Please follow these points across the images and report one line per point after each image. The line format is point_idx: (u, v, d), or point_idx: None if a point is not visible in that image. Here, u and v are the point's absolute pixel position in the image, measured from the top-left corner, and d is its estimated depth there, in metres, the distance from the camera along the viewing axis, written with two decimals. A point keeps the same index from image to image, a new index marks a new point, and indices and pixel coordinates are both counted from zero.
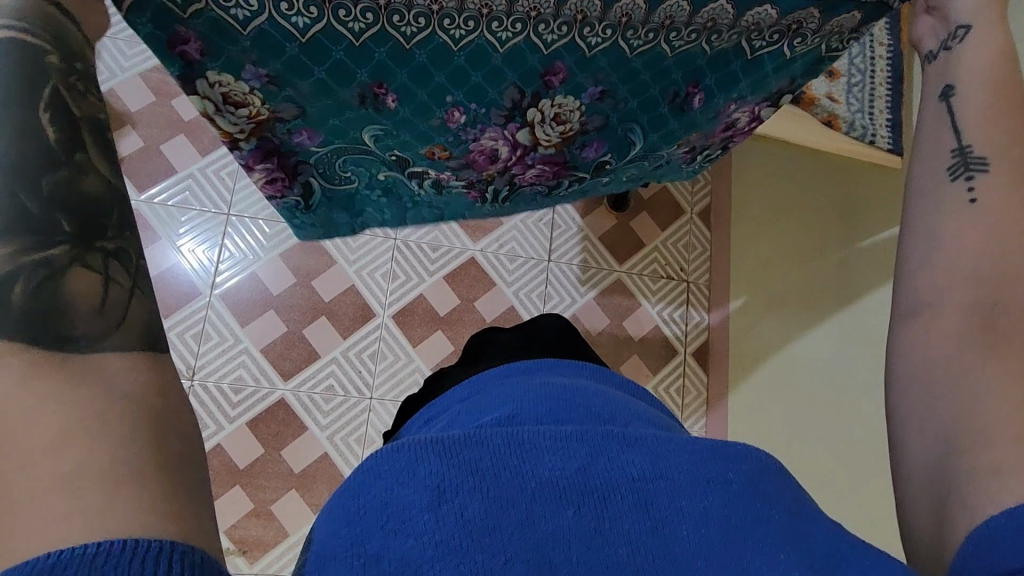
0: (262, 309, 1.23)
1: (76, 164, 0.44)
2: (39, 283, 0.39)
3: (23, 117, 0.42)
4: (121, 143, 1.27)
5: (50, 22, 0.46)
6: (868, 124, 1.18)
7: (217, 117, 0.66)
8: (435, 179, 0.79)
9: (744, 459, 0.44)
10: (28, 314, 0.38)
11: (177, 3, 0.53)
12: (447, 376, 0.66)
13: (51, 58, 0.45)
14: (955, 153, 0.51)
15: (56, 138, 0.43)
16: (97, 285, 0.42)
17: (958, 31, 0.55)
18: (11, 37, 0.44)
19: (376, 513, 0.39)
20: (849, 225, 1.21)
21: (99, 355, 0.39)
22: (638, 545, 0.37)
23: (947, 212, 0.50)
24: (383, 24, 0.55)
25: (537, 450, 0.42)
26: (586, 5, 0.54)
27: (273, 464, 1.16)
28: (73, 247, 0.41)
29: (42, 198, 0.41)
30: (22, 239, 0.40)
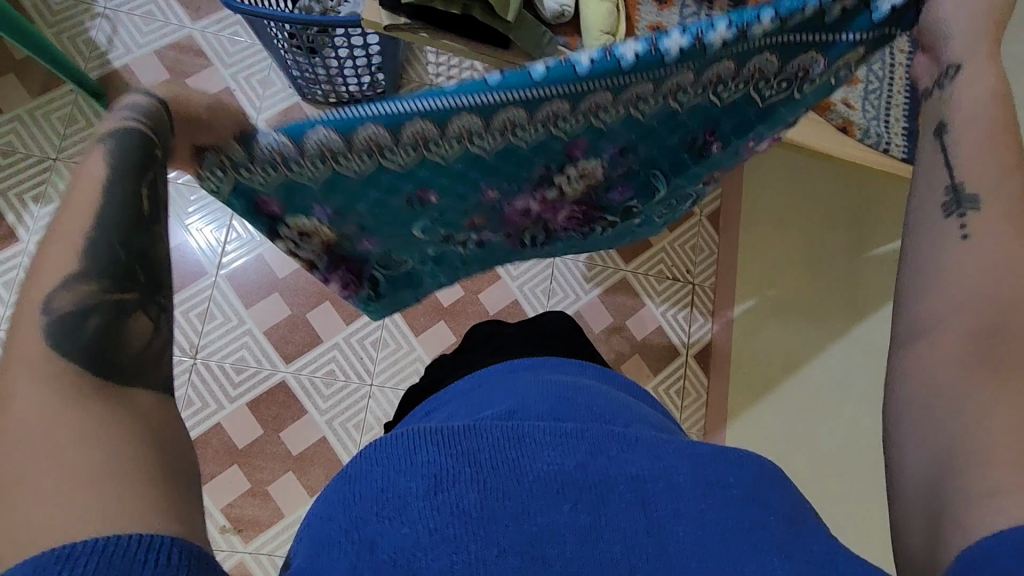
0: (266, 292, 1.24)
1: (159, 235, 0.47)
2: (110, 317, 0.42)
3: (120, 195, 0.45)
4: None
5: (157, 118, 0.49)
6: (883, 131, 1.01)
7: (296, 247, 0.71)
8: (476, 240, 0.77)
9: (746, 465, 0.44)
10: (95, 342, 0.40)
11: (258, 180, 0.57)
12: (452, 364, 0.67)
13: (157, 151, 0.48)
14: (948, 190, 0.52)
15: (148, 208, 0.46)
16: (149, 329, 0.44)
17: (947, 69, 0.56)
18: (130, 128, 0.47)
19: (374, 499, 0.39)
20: (856, 235, 1.21)
21: (141, 393, 0.41)
22: (635, 544, 0.38)
23: (943, 245, 0.50)
24: (422, 154, 0.56)
25: (537, 446, 0.42)
26: (599, 98, 0.55)
27: (271, 446, 1.17)
28: (142, 294, 0.44)
29: (128, 249, 0.44)
30: (106, 277, 0.43)
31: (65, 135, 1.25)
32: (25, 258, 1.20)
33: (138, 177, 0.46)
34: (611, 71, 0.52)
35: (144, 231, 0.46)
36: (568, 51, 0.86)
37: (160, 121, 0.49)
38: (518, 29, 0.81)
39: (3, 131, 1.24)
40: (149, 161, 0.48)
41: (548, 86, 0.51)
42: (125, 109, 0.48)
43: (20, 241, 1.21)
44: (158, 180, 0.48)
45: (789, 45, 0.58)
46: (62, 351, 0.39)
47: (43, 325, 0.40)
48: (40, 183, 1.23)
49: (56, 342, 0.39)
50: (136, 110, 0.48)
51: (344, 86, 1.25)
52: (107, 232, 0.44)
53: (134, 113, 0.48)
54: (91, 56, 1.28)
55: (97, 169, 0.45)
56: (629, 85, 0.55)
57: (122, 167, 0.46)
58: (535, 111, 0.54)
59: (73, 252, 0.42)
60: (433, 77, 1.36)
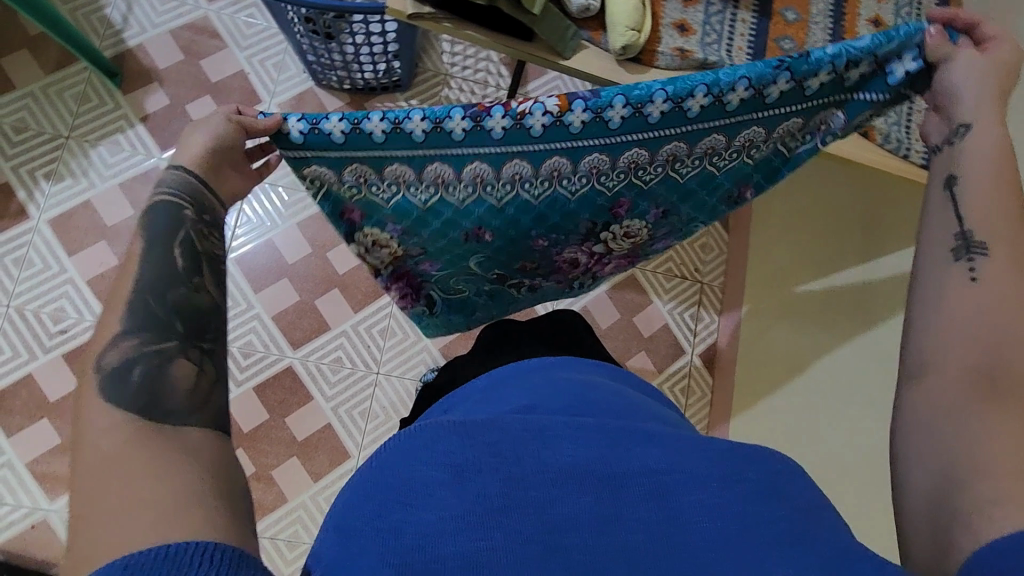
0: (276, 277, 1.24)
1: (195, 283, 0.53)
2: (153, 366, 0.47)
3: (158, 257, 0.53)
4: (147, 100, 1.27)
5: (186, 185, 0.57)
6: (903, 136, 0.98)
7: (365, 256, 0.71)
8: (529, 284, 0.79)
9: (765, 462, 0.45)
10: (139, 390, 0.45)
11: (345, 197, 0.64)
12: (466, 362, 0.68)
13: (187, 212, 0.56)
14: (958, 236, 0.55)
15: (184, 264, 0.54)
16: (191, 371, 0.49)
17: (958, 128, 0.59)
18: (167, 199, 0.56)
19: (396, 487, 0.40)
20: (871, 238, 1.15)
21: (182, 429, 0.45)
22: (654, 533, 0.38)
23: (949, 284, 0.53)
24: (480, 193, 0.63)
25: (556, 438, 0.43)
26: (636, 154, 0.62)
27: (277, 430, 1.18)
28: (180, 343, 0.50)
29: (166, 304, 0.51)
30: (148, 332, 0.49)
31: (78, 113, 1.25)
32: (36, 235, 1.20)
33: (174, 239, 0.54)
34: (644, 128, 0.60)
35: (179, 281, 0.52)
36: (591, 47, 0.86)
37: (194, 189, 0.58)
38: (542, 24, 0.80)
39: (15, 107, 1.24)
40: (185, 223, 0.56)
41: (590, 137, 0.60)
42: (163, 188, 0.57)
43: (31, 218, 1.21)
44: (193, 234, 0.56)
45: (809, 110, 0.64)
46: (112, 401, 0.44)
47: (94, 381, 0.46)
48: (52, 160, 1.23)
49: (109, 397, 0.45)
50: (173, 186, 0.57)
51: (360, 72, 1.23)
52: (142, 292, 0.51)
53: (172, 188, 0.57)
54: (105, 34, 1.28)
55: (137, 244, 0.54)
56: (663, 142, 0.61)
57: (157, 234, 0.54)
58: (578, 160, 0.61)
59: (118, 315, 0.50)
60: (449, 66, 1.35)
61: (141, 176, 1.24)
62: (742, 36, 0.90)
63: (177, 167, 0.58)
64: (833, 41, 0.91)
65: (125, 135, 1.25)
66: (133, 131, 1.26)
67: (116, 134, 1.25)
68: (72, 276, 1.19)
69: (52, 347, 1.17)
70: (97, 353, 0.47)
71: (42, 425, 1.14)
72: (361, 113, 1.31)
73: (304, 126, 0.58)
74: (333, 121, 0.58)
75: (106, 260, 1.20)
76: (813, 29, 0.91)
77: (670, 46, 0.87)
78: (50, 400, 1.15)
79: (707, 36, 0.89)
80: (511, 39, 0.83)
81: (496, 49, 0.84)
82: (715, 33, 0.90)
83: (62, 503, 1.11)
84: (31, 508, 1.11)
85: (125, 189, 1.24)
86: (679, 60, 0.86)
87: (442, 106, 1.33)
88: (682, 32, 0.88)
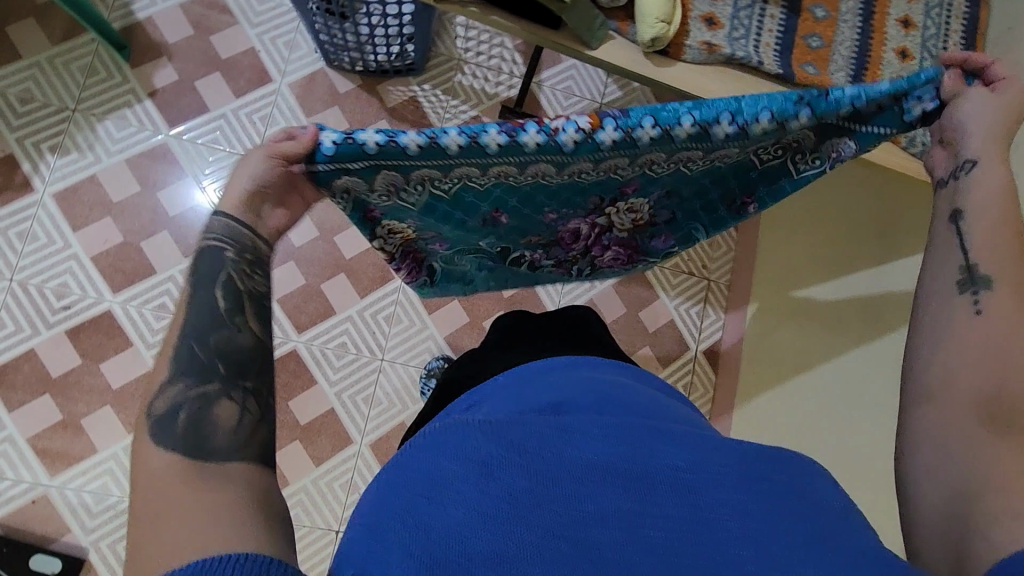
0: (282, 260, 1.23)
1: (237, 323, 0.52)
2: (196, 409, 0.47)
3: (200, 300, 0.52)
4: (155, 75, 1.25)
5: (225, 226, 0.55)
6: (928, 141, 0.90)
7: (376, 246, 0.70)
8: (530, 262, 0.80)
9: (788, 465, 0.46)
10: (184, 433, 0.46)
11: (369, 198, 0.61)
12: (480, 355, 0.68)
13: (227, 254, 0.54)
14: (963, 269, 0.56)
15: (225, 305, 0.52)
16: (234, 412, 0.48)
17: (965, 163, 0.59)
18: (208, 246, 0.54)
19: (423, 485, 0.40)
20: (886, 245, 1.13)
21: (227, 466, 0.46)
22: (682, 530, 0.39)
23: (957, 318, 0.54)
24: (503, 180, 0.61)
25: (582, 436, 0.43)
26: (653, 156, 0.60)
27: (279, 414, 1.17)
28: (222, 384, 0.49)
29: (207, 347, 0.50)
30: (191, 375, 0.49)
31: (85, 86, 1.23)
32: (40, 209, 1.19)
33: (216, 281, 0.53)
34: (665, 140, 0.58)
35: (222, 325, 0.51)
36: (617, 38, 0.85)
37: (237, 234, 0.55)
38: (571, 13, 0.79)
39: (20, 77, 1.22)
40: (229, 266, 0.54)
41: (615, 150, 0.58)
42: (207, 233, 0.55)
43: (36, 192, 1.19)
44: (237, 276, 0.54)
45: (824, 132, 0.62)
46: (160, 444, 0.46)
47: (144, 426, 0.47)
48: (58, 133, 1.21)
49: (156, 439, 0.46)
50: (218, 230, 0.55)
51: (373, 54, 1.21)
52: (189, 338, 0.50)
53: (215, 234, 0.54)
54: (114, 6, 1.25)
55: (185, 290, 0.53)
56: (681, 149, 0.60)
57: (203, 279, 0.53)
58: (600, 163, 0.60)
59: (166, 361, 0.50)
60: (462, 51, 1.33)
61: (148, 152, 1.23)
62: (771, 31, 0.89)
63: (213, 212, 0.55)
64: (860, 41, 0.90)
65: (132, 109, 1.23)
66: (141, 106, 1.24)
67: (123, 108, 1.23)
68: (75, 252, 1.18)
69: (55, 322, 1.16)
70: (150, 397, 0.48)
71: (44, 401, 1.13)
72: (372, 95, 1.29)
73: (338, 138, 0.54)
74: (368, 132, 0.53)
75: (111, 237, 1.19)
76: (842, 28, 0.90)
77: (697, 40, 0.85)
78: (52, 376, 1.14)
79: (735, 31, 0.88)
80: (538, 27, 0.82)
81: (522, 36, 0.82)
82: (743, 27, 0.88)
83: (62, 480, 1.11)
84: (32, 484, 1.11)
85: (131, 165, 1.22)
86: (706, 55, 0.85)
87: (454, 91, 1.32)
88: (710, 26, 0.87)
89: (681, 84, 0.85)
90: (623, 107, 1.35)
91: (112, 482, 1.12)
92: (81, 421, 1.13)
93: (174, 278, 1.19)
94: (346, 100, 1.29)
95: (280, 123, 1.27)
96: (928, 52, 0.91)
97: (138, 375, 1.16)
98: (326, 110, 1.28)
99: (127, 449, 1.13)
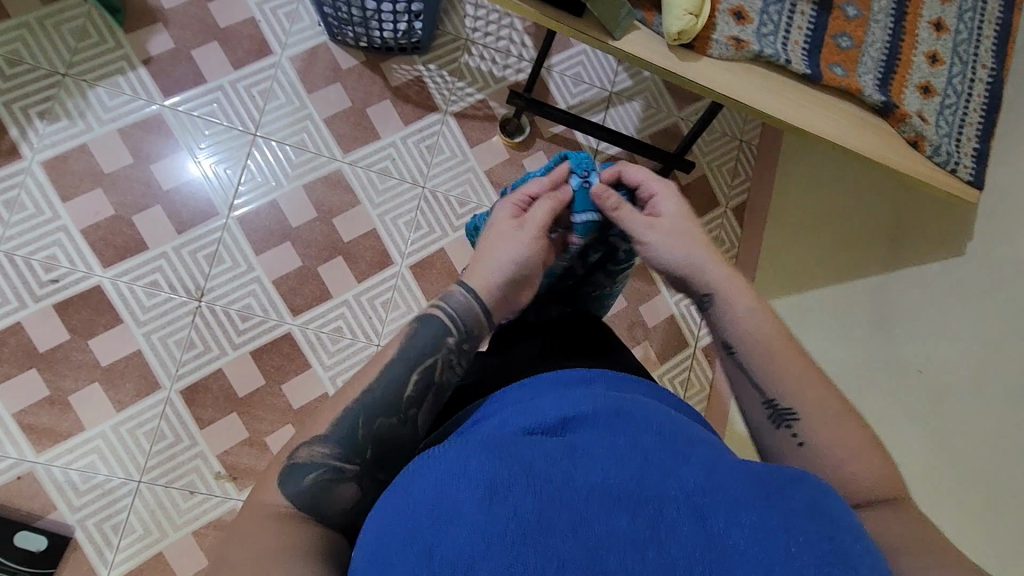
0: (278, 240, 1.19)
1: (407, 416, 0.57)
2: (330, 479, 0.53)
3: (400, 378, 0.58)
4: (150, 42, 1.20)
5: (468, 310, 0.62)
6: (953, 150, 0.86)
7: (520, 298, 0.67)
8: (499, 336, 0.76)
9: (806, 484, 0.45)
10: (311, 496, 0.53)
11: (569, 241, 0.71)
12: (517, 355, 0.66)
13: (450, 339, 0.61)
14: (767, 405, 0.60)
15: (411, 394, 0.58)
16: (356, 495, 0.54)
17: (703, 296, 0.65)
18: (441, 321, 0.61)
19: (426, 508, 0.40)
20: (894, 247, 1.01)
21: (317, 533, 0.51)
22: (696, 556, 0.38)
23: (788, 452, 0.58)
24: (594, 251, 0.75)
25: (590, 457, 0.43)
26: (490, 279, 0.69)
27: (272, 397, 1.16)
28: (363, 469, 0.54)
29: (367, 429, 0.55)
30: (341, 448, 0.54)
31: (77, 50, 1.18)
32: (27, 177, 1.14)
33: (424, 364, 0.59)
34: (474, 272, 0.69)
35: (392, 413, 0.56)
36: (643, 28, 0.82)
37: (465, 321, 0.62)
38: None
39: (8, 38, 1.16)
40: (437, 351, 0.60)
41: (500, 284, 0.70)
42: (443, 301, 0.62)
43: (23, 159, 1.14)
44: (438, 365, 0.60)
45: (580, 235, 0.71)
46: (288, 493, 0.53)
47: (281, 468, 0.54)
48: (47, 99, 1.16)
49: (285, 488, 0.53)
50: (453, 302, 0.62)
51: (378, 31, 1.16)
52: (355, 410, 0.56)
53: (454, 312, 0.61)
54: None
55: (390, 349, 0.60)
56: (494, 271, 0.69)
57: (408, 354, 0.59)
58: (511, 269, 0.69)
59: (328, 419, 0.56)
60: (470, 31, 1.28)
61: (142, 122, 1.18)
62: (801, 28, 0.86)
63: (469, 292, 0.62)
64: (890, 44, 0.88)
65: (125, 77, 1.19)
66: (134, 74, 1.19)
67: (116, 76, 1.18)
68: (64, 224, 1.14)
69: (42, 296, 1.12)
70: (296, 443, 0.55)
71: (30, 376, 1.11)
72: (375, 73, 1.25)
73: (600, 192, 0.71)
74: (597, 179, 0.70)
75: (101, 210, 1.15)
76: (873, 28, 0.88)
77: (725, 34, 0.83)
78: (40, 350, 1.11)
79: (765, 26, 0.85)
80: (563, 15, 0.80)
81: (546, 25, 0.79)
82: (773, 22, 0.85)
83: (49, 456, 1.09)
84: (17, 459, 1.08)
85: (124, 137, 1.18)
86: (734, 51, 0.83)
87: (460, 73, 1.27)
88: (738, 20, 0.84)
89: (701, 79, 0.82)
90: (633, 96, 1.32)
91: (100, 461, 1.10)
92: (69, 397, 1.11)
93: (166, 255, 1.16)
94: (348, 77, 1.24)
95: (279, 98, 1.22)
96: (959, 58, 0.89)
97: (128, 353, 1.13)
98: (327, 87, 1.24)
99: (116, 428, 1.11)
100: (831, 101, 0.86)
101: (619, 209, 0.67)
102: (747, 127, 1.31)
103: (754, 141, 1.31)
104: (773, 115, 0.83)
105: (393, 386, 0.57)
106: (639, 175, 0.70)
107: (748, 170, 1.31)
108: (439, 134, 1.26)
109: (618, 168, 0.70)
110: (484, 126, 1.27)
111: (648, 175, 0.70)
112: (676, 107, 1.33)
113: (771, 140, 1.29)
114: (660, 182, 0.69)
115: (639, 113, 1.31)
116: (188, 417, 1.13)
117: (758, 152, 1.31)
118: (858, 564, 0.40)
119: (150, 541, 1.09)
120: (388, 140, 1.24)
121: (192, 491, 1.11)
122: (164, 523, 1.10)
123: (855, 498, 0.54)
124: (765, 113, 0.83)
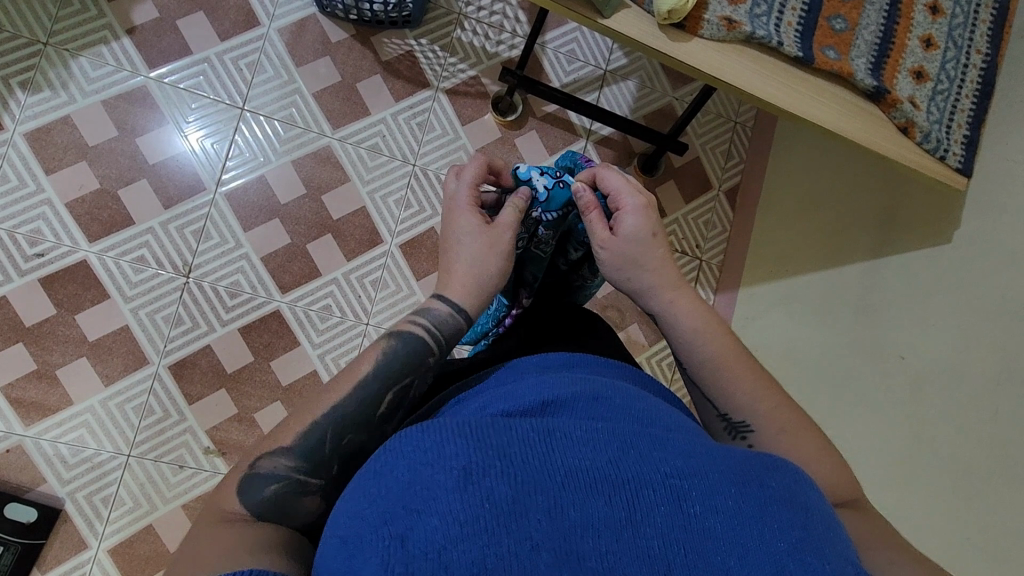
0: (267, 218, 1.18)
1: (378, 431, 0.58)
2: (292, 493, 0.54)
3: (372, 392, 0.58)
4: (134, 11, 1.17)
5: (450, 326, 0.64)
6: (943, 138, 0.86)
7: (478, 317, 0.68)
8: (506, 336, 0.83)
9: (781, 470, 0.46)
10: (272, 508, 0.53)
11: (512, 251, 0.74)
12: (500, 348, 0.71)
13: (429, 357, 0.63)
14: (723, 419, 0.62)
15: (384, 407, 0.59)
16: (318, 508, 0.55)
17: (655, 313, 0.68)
18: (417, 334, 0.63)
19: (401, 493, 0.40)
20: (885, 233, 1.01)
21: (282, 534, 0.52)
22: (671, 538, 0.39)
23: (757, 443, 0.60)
24: (542, 240, 0.74)
25: (568, 440, 0.43)
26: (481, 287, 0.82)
27: (261, 374, 1.16)
28: (326, 484, 0.55)
29: (337, 447, 0.56)
30: (305, 463, 0.55)
31: (58, 18, 1.15)
32: (10, 149, 1.12)
33: (394, 381, 0.60)
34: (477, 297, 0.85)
35: (361, 429, 0.57)
36: (634, 7, 0.81)
37: (436, 334, 0.63)
38: None
39: None
40: (415, 369, 0.61)
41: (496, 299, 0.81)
42: (422, 315, 0.64)
43: (5, 131, 1.12)
44: (413, 383, 0.61)
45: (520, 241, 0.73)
46: (246, 506, 0.53)
47: (241, 479, 0.54)
48: (27, 69, 1.13)
49: (243, 499, 0.53)
50: (432, 317, 0.64)
51: (367, 3, 1.13)
52: (324, 425, 0.56)
53: (429, 324, 0.63)
54: None
55: (362, 366, 0.60)
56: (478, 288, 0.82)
57: (382, 369, 0.60)
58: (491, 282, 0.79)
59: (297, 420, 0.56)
60: (462, 5, 1.25)
61: (128, 94, 1.16)
62: (794, 9, 0.85)
63: (457, 312, 0.64)
64: (885, 26, 0.86)
65: (108, 47, 1.16)
66: (118, 44, 1.16)
67: (99, 45, 1.15)
68: (49, 197, 1.13)
69: (27, 271, 1.11)
70: (259, 453, 0.55)
71: (16, 350, 1.10)
72: (365, 47, 1.23)
73: (546, 182, 0.71)
74: (537, 177, 0.71)
75: (85, 183, 1.14)
76: (868, 11, 0.87)
77: (717, 14, 0.81)
78: (26, 325, 1.11)
79: (757, 7, 0.83)
80: None
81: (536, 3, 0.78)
82: (766, 3, 0.84)
83: (38, 430, 1.10)
84: (5, 433, 1.09)
85: (108, 109, 1.15)
86: (725, 31, 0.81)
87: (452, 48, 1.25)
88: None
89: (692, 61, 0.81)
90: (628, 74, 1.30)
91: (88, 434, 1.11)
92: (57, 371, 1.11)
93: (153, 230, 1.15)
94: (338, 51, 1.22)
95: (268, 72, 1.20)
96: (954, 43, 0.88)
97: (115, 329, 1.13)
98: (316, 61, 1.21)
99: (104, 404, 1.11)
100: (823, 85, 0.85)
101: (589, 212, 0.68)
102: (741, 110, 1.30)
103: (748, 123, 1.30)
104: (762, 98, 0.83)
105: (365, 384, 0.59)
106: (613, 183, 0.68)
107: (742, 153, 1.30)
108: (430, 112, 1.24)
109: (594, 172, 0.69)
110: (476, 104, 1.25)
111: (622, 185, 0.67)
112: (671, 87, 1.31)
113: (766, 124, 1.28)
114: (633, 197, 0.67)
115: (633, 92, 1.30)
116: (177, 393, 1.13)
117: (752, 134, 1.30)
118: (828, 550, 0.41)
119: (141, 513, 1.10)
120: (379, 117, 1.22)
121: (181, 466, 1.12)
122: (153, 496, 1.11)
123: (825, 485, 0.56)
124: (754, 95, 0.82)
